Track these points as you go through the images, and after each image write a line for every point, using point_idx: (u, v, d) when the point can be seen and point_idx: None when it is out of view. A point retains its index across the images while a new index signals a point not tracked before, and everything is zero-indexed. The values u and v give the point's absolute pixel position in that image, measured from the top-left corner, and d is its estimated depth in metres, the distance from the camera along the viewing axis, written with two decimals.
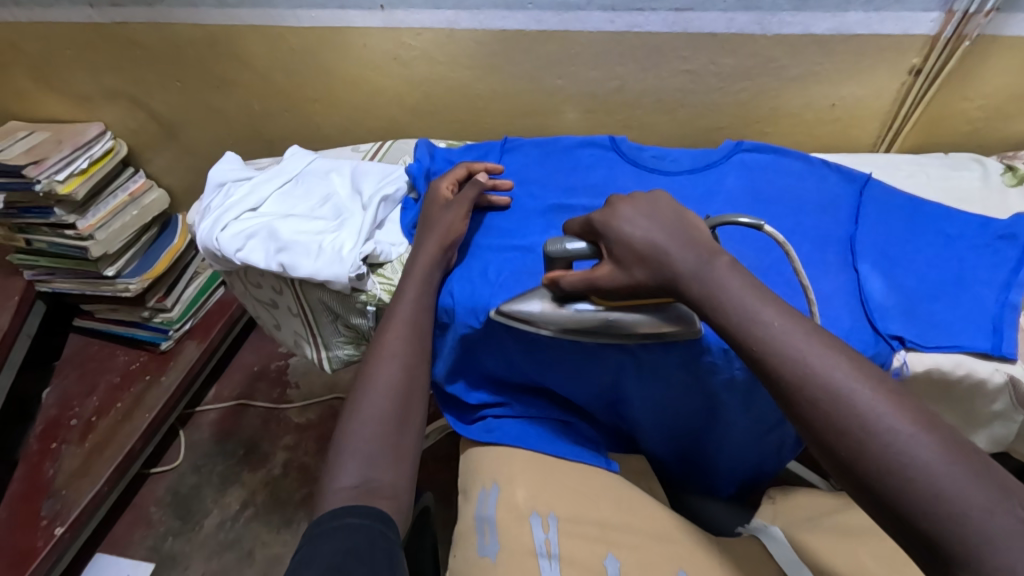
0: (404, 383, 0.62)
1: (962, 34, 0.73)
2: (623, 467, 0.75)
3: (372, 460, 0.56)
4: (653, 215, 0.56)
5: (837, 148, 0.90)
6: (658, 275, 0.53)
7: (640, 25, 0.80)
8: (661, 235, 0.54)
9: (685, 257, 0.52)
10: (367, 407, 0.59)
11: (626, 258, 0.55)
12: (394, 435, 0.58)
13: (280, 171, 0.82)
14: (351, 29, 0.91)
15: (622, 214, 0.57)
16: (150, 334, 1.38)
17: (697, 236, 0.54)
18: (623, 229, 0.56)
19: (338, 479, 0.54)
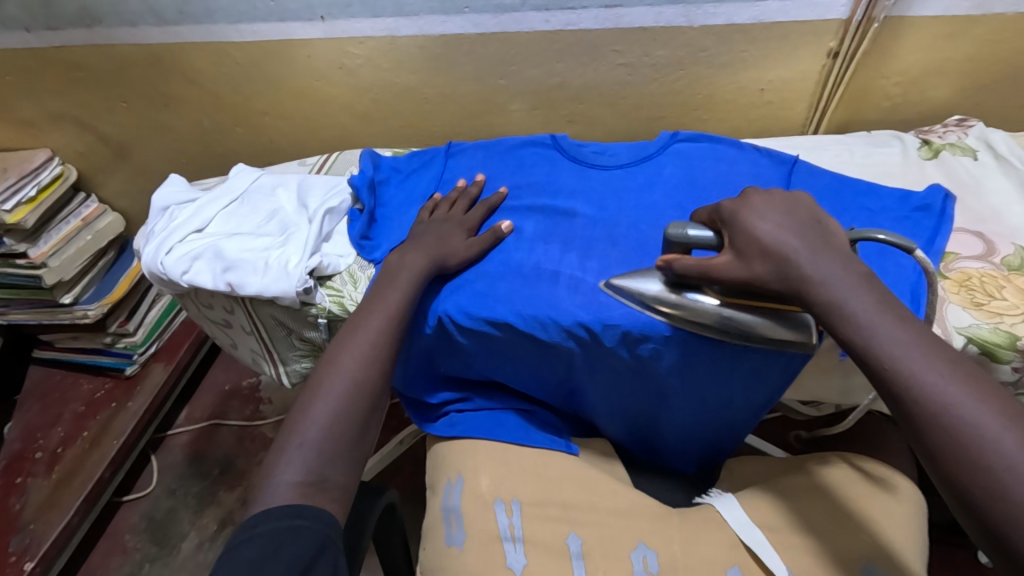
0: (371, 380, 0.61)
1: (870, 17, 0.76)
2: (584, 451, 0.76)
3: (328, 456, 0.55)
4: (786, 216, 0.55)
5: (773, 130, 0.93)
6: (779, 269, 0.52)
7: (574, 22, 0.82)
8: (789, 234, 0.53)
9: (814, 260, 0.52)
10: (327, 399, 0.59)
11: (749, 250, 0.54)
12: (355, 435, 0.58)
13: (225, 191, 0.82)
14: (292, 41, 0.91)
15: (760, 214, 0.55)
16: (114, 360, 1.36)
17: (834, 241, 0.53)
18: (756, 225, 0.55)
19: (285, 470, 0.53)
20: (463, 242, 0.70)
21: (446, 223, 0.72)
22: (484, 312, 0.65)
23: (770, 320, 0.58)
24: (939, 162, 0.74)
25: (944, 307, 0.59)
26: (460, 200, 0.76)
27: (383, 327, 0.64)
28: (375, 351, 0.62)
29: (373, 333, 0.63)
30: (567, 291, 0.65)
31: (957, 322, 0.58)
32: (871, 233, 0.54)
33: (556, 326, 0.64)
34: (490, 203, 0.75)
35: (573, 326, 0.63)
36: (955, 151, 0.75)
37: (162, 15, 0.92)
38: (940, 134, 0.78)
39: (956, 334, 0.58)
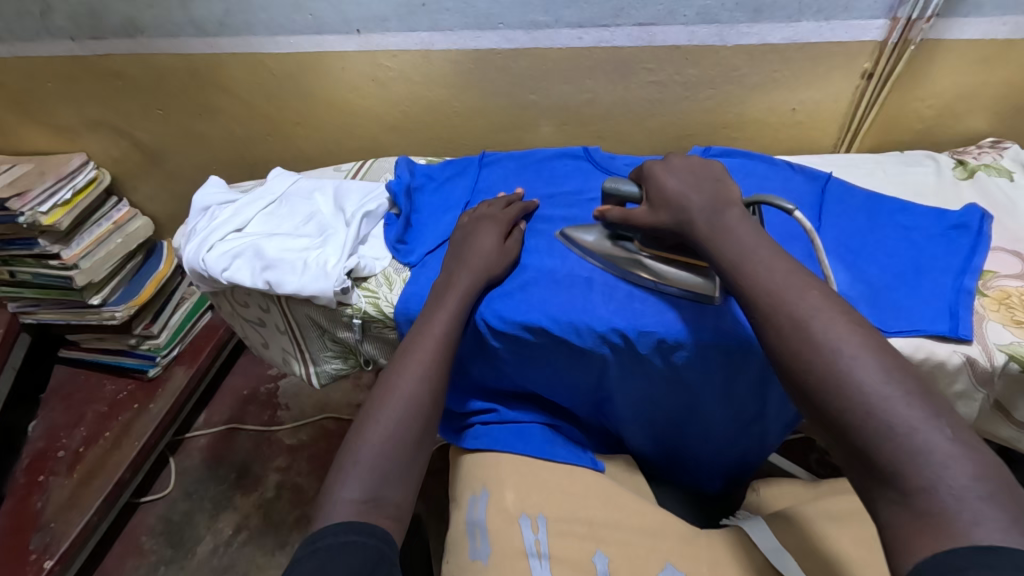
0: (425, 401, 0.61)
1: (906, 40, 0.77)
2: (609, 465, 0.76)
3: (386, 477, 0.56)
4: (689, 174, 0.63)
5: (802, 150, 0.94)
6: (676, 215, 0.61)
7: (606, 40, 0.84)
8: (690, 189, 0.61)
9: (706, 207, 0.59)
10: (383, 419, 0.59)
11: (658, 203, 0.63)
12: (410, 453, 0.58)
13: (264, 193, 0.84)
14: (329, 53, 0.93)
15: (669, 173, 0.64)
16: (137, 362, 1.38)
17: (726, 192, 0.61)
18: (661, 181, 0.63)
19: (345, 489, 0.54)
20: (504, 250, 0.70)
21: (483, 221, 0.72)
22: (521, 317, 0.66)
23: (677, 269, 0.65)
24: (974, 182, 0.75)
25: (984, 325, 0.59)
26: (500, 202, 0.76)
27: (431, 333, 0.63)
28: (427, 372, 0.62)
29: (431, 353, 0.63)
30: (600, 299, 0.66)
31: (998, 339, 0.58)
32: (765, 198, 0.60)
33: (592, 332, 0.64)
34: (527, 207, 0.75)
35: (609, 333, 0.64)
36: (991, 172, 0.76)
37: (204, 27, 0.95)
38: (974, 155, 0.79)
39: (997, 351, 0.57)
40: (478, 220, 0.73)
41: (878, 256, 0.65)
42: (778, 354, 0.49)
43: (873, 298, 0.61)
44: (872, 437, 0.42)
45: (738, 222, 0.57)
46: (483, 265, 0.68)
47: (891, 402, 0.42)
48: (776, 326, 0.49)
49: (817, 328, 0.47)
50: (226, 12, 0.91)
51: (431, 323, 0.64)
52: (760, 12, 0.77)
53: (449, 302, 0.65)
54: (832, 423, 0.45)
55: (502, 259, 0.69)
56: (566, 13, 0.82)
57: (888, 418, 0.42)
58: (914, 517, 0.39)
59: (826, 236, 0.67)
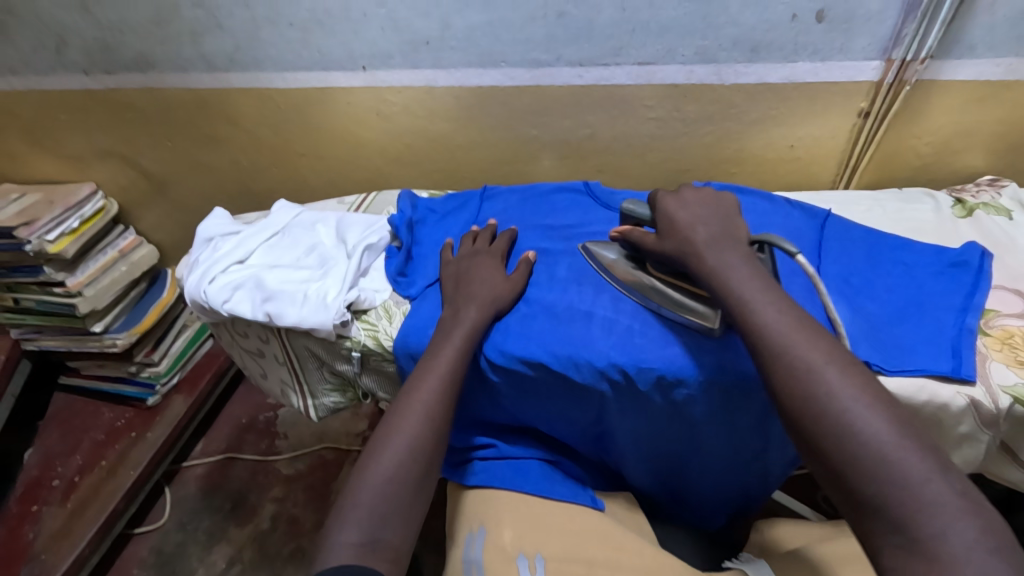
0: (426, 440, 0.60)
1: (901, 80, 0.78)
2: (610, 504, 0.75)
3: (383, 517, 0.56)
4: (701, 204, 0.66)
5: (801, 185, 0.95)
6: (681, 246, 0.62)
7: (607, 78, 0.85)
8: (703, 220, 0.63)
9: (711, 241, 0.61)
10: (384, 459, 0.59)
11: (666, 230, 0.64)
12: (409, 495, 0.58)
13: (268, 224, 0.84)
14: (335, 88, 0.95)
15: (682, 202, 0.66)
16: (137, 390, 1.38)
17: (734, 230, 0.63)
18: (672, 210, 0.65)
19: (342, 532, 0.54)
20: (502, 283, 0.70)
21: (480, 257, 0.73)
22: (520, 350, 0.66)
23: (687, 301, 0.64)
24: (973, 221, 0.75)
25: (987, 365, 0.59)
26: (483, 234, 0.77)
27: (434, 370, 0.63)
28: (432, 411, 0.61)
29: (434, 392, 0.62)
30: (602, 335, 0.65)
31: (1002, 381, 0.58)
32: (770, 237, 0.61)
33: (590, 368, 0.64)
34: (511, 236, 0.77)
35: (609, 369, 0.64)
36: (990, 210, 0.76)
37: (213, 62, 0.97)
38: (973, 194, 0.79)
39: (1002, 393, 0.57)
40: (474, 256, 0.74)
41: (878, 294, 0.65)
42: (788, 405, 0.50)
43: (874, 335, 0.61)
44: (886, 486, 0.44)
45: (730, 261, 0.59)
46: (485, 298, 0.68)
47: (901, 455, 0.45)
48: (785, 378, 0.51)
49: (834, 387, 0.49)
50: (235, 49, 0.94)
51: (432, 359, 0.64)
52: (758, 52, 0.78)
53: (448, 336, 0.65)
54: (842, 475, 0.46)
55: (501, 293, 0.69)
56: (567, 52, 0.83)
57: (900, 468, 0.44)
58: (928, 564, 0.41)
59: (826, 272, 0.67)
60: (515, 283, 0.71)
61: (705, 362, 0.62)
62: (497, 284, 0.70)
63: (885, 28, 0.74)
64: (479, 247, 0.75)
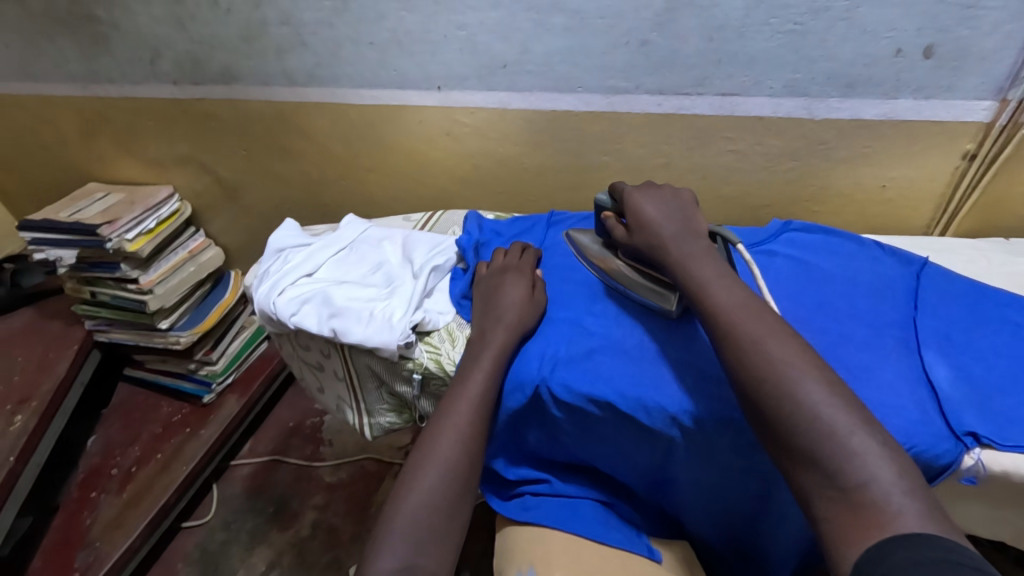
0: (459, 466, 0.59)
1: (1016, 123, 0.73)
2: (667, 554, 0.71)
3: (420, 545, 0.55)
4: (666, 202, 0.68)
5: (888, 229, 0.89)
6: (647, 241, 0.66)
7: (687, 107, 0.83)
8: (665, 218, 0.66)
9: (676, 236, 0.64)
10: (417, 486, 0.58)
11: (635, 224, 0.67)
12: (445, 522, 0.57)
13: (336, 239, 0.85)
14: (409, 107, 0.96)
15: (646, 198, 0.69)
16: (194, 387, 1.42)
17: (694, 224, 0.66)
18: (641, 207, 0.68)
19: (381, 558, 0.54)
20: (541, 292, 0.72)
21: (509, 274, 0.73)
22: (586, 387, 0.63)
23: (650, 284, 0.69)
24: None
25: None
26: (515, 251, 0.78)
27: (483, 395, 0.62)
28: (465, 436, 0.60)
29: (466, 416, 0.61)
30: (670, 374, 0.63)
31: None
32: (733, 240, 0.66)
33: (660, 412, 0.61)
34: (538, 254, 0.78)
35: (680, 414, 0.60)
36: None
37: (294, 77, 1.00)
38: None
39: None
40: (504, 272, 0.74)
41: (984, 354, 0.59)
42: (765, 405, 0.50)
43: (984, 402, 0.56)
44: (815, 437, 0.47)
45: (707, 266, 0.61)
46: (512, 319, 0.68)
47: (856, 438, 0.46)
48: (723, 340, 0.54)
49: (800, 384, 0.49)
50: (315, 66, 0.96)
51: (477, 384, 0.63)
52: (854, 87, 0.74)
53: (485, 361, 0.65)
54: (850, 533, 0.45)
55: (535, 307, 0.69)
56: (647, 80, 0.81)
57: (828, 420, 0.47)
58: (850, 509, 0.44)
59: (924, 327, 0.62)
60: (538, 298, 0.71)
61: None
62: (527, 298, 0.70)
63: (1001, 67, 0.68)
64: (507, 264, 0.75)
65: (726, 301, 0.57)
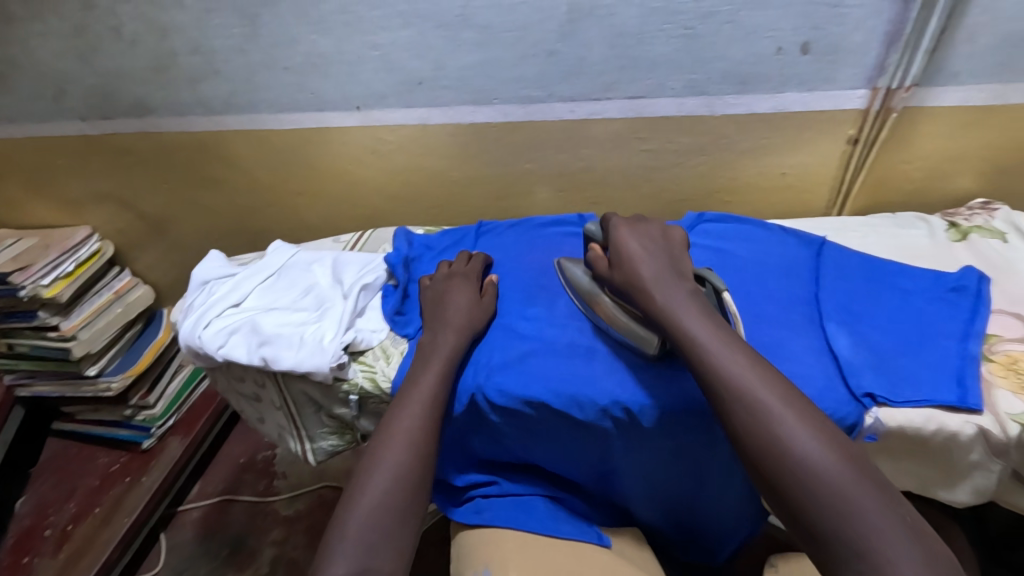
0: (410, 465, 0.59)
1: (888, 108, 0.79)
2: (615, 539, 0.73)
3: (373, 548, 0.53)
4: (651, 239, 0.66)
5: (795, 213, 0.96)
6: (626, 277, 0.63)
7: (598, 112, 0.86)
8: (649, 257, 0.64)
9: (658, 279, 0.61)
10: (372, 488, 0.57)
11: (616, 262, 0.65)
12: (398, 523, 0.56)
13: (263, 266, 0.84)
14: (330, 128, 0.96)
15: (631, 234, 0.66)
16: (131, 433, 1.36)
17: (680, 265, 0.64)
18: (625, 244, 0.65)
19: (331, 564, 0.52)
20: (472, 296, 0.72)
21: (455, 281, 0.74)
22: (520, 390, 0.65)
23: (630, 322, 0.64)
24: (968, 244, 0.75)
25: (993, 392, 0.58)
26: (463, 259, 0.78)
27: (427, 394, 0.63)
28: (415, 438, 0.60)
29: (417, 419, 0.61)
30: (606, 365, 0.66)
31: (1010, 408, 0.57)
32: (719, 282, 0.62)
33: (592, 405, 0.63)
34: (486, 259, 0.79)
35: (611, 406, 0.63)
36: (984, 233, 0.76)
37: (210, 106, 0.98)
38: (966, 217, 0.79)
39: (1011, 421, 0.56)
40: (451, 279, 0.74)
41: (879, 321, 0.65)
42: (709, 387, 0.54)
43: (879, 365, 0.60)
44: (803, 475, 0.47)
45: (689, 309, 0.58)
46: (460, 324, 0.69)
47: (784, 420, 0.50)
48: (737, 406, 0.52)
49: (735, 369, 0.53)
50: (231, 93, 0.95)
51: (420, 382, 0.64)
52: (746, 84, 0.80)
53: (435, 363, 0.65)
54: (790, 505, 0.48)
55: (476, 315, 0.70)
56: (559, 89, 0.84)
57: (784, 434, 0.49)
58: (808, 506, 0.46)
59: (827, 301, 0.67)
60: (484, 306, 0.72)
61: None
62: (472, 309, 0.70)
63: (870, 59, 0.75)
64: (454, 270, 0.76)
65: (672, 299, 0.59)
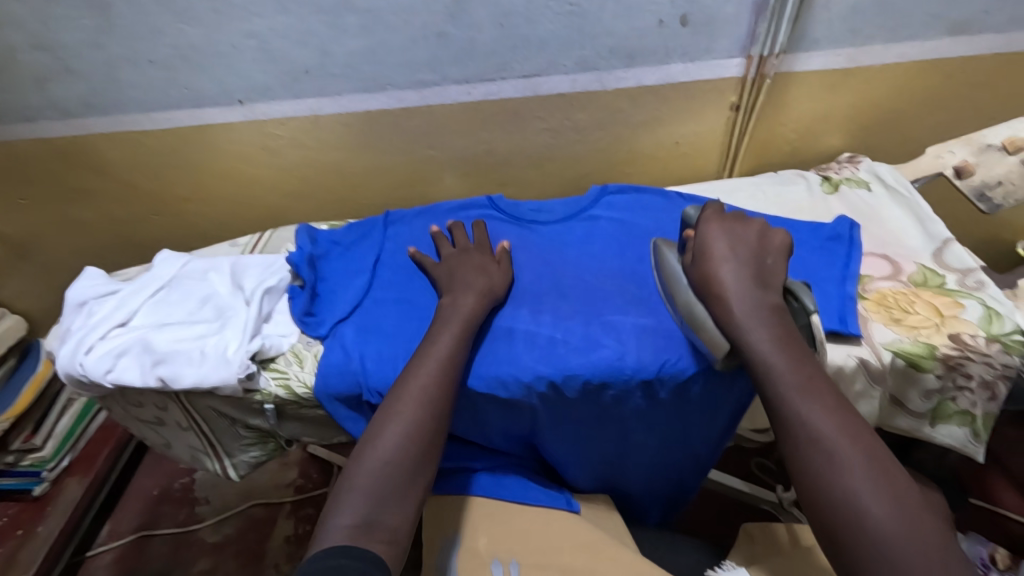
0: (424, 422, 0.58)
1: (762, 75, 0.85)
2: (588, 508, 0.72)
3: (382, 501, 0.55)
4: (743, 242, 0.61)
5: (690, 178, 1.01)
6: (705, 276, 0.59)
7: (495, 93, 0.86)
8: (738, 255, 0.60)
9: (744, 285, 0.58)
10: (383, 443, 0.57)
11: (699, 254, 0.61)
12: (406, 478, 0.57)
13: (151, 279, 0.77)
14: (212, 126, 0.89)
15: (723, 233, 0.62)
16: (17, 481, 1.19)
17: (768, 273, 0.60)
18: (713, 238, 0.61)
19: (339, 515, 0.54)
20: (486, 267, 0.70)
21: (471, 254, 0.72)
22: None
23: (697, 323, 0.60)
24: (839, 196, 0.83)
25: (869, 326, 0.65)
26: (461, 233, 0.76)
27: (434, 354, 0.61)
28: (427, 395, 0.59)
29: (432, 376, 0.60)
30: (549, 327, 0.67)
31: (882, 339, 0.64)
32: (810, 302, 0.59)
33: (517, 382, 0.64)
34: (480, 226, 0.77)
35: (537, 382, 0.63)
36: (852, 185, 0.84)
37: (65, 108, 0.87)
38: (836, 171, 0.87)
39: (884, 350, 0.63)
40: (466, 252, 0.73)
41: None
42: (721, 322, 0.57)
43: None
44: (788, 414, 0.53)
45: (771, 332, 0.56)
46: (482, 285, 0.68)
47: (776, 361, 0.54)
48: (814, 455, 0.51)
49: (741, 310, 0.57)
50: (90, 92, 0.85)
51: (433, 342, 0.62)
52: (634, 58, 0.82)
53: (452, 324, 0.64)
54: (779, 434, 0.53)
55: (488, 278, 0.69)
56: (453, 71, 0.83)
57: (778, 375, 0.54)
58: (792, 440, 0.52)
59: None
60: (504, 276, 0.71)
61: (647, 353, 0.63)
62: (483, 276, 0.69)
63: (742, 29, 0.80)
64: (467, 246, 0.74)
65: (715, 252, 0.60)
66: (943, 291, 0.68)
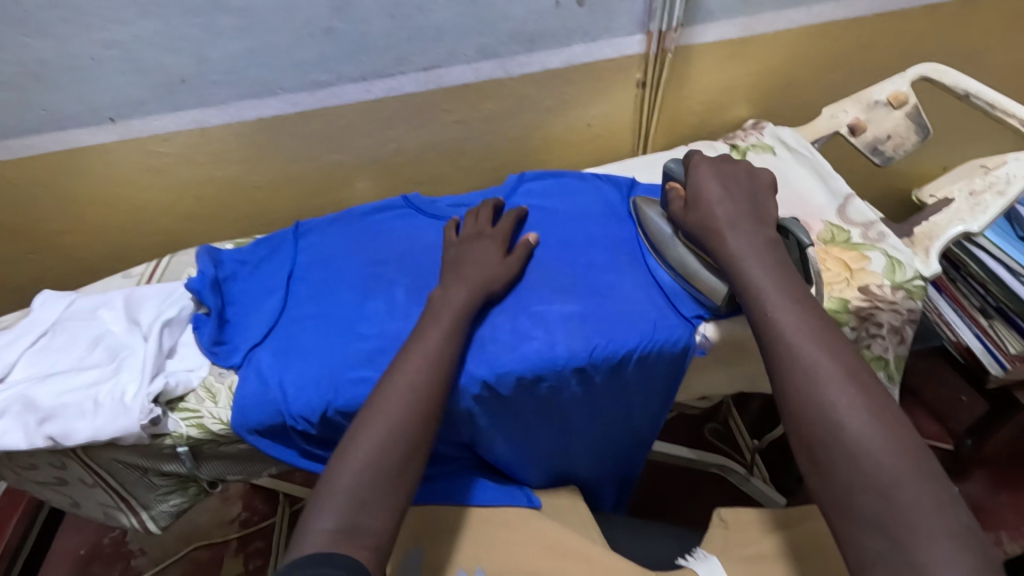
0: (411, 418, 0.54)
1: (663, 50, 0.85)
2: (548, 497, 0.69)
3: (364, 505, 0.49)
4: (734, 183, 0.65)
5: (606, 158, 1.01)
6: (700, 221, 0.63)
7: (396, 89, 0.82)
8: (730, 196, 0.63)
9: (733, 219, 0.61)
10: (366, 442, 0.52)
11: (692, 200, 0.64)
12: (390, 481, 0.51)
13: (30, 326, 0.68)
14: (83, 149, 0.80)
15: (715, 175, 0.65)
16: None
17: (762, 209, 0.63)
18: (704, 181, 0.65)
19: (318, 518, 0.48)
20: (492, 257, 0.67)
21: (481, 241, 0.69)
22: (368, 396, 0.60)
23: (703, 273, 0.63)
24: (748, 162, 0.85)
25: None
26: (485, 213, 0.72)
27: (423, 351, 0.57)
28: (419, 392, 0.55)
29: (421, 374, 0.56)
30: (480, 325, 0.64)
31: None
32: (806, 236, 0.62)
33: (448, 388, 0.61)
34: (517, 216, 0.72)
35: (470, 385, 0.61)
36: (757, 150, 0.86)
37: None
38: (743, 138, 0.89)
39: None
40: (476, 239, 0.69)
41: None
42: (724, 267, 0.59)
43: None
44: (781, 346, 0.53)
45: (773, 275, 0.57)
46: (478, 276, 0.64)
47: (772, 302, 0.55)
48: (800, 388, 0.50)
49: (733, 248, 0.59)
50: None
51: (418, 339, 0.59)
52: (534, 42, 0.81)
53: (444, 317, 0.61)
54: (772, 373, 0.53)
55: (491, 267, 0.66)
56: (347, 69, 0.79)
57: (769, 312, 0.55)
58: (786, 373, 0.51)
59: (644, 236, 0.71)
60: (508, 266, 0.67)
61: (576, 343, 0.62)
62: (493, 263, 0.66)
63: (636, 6, 0.80)
64: (482, 228, 0.71)
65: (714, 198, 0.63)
66: (849, 245, 0.71)
